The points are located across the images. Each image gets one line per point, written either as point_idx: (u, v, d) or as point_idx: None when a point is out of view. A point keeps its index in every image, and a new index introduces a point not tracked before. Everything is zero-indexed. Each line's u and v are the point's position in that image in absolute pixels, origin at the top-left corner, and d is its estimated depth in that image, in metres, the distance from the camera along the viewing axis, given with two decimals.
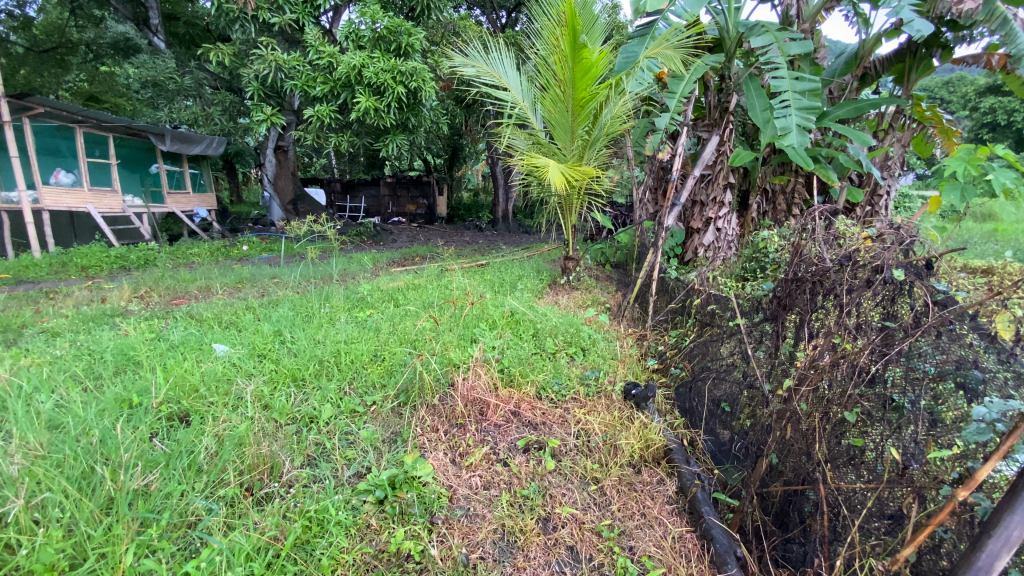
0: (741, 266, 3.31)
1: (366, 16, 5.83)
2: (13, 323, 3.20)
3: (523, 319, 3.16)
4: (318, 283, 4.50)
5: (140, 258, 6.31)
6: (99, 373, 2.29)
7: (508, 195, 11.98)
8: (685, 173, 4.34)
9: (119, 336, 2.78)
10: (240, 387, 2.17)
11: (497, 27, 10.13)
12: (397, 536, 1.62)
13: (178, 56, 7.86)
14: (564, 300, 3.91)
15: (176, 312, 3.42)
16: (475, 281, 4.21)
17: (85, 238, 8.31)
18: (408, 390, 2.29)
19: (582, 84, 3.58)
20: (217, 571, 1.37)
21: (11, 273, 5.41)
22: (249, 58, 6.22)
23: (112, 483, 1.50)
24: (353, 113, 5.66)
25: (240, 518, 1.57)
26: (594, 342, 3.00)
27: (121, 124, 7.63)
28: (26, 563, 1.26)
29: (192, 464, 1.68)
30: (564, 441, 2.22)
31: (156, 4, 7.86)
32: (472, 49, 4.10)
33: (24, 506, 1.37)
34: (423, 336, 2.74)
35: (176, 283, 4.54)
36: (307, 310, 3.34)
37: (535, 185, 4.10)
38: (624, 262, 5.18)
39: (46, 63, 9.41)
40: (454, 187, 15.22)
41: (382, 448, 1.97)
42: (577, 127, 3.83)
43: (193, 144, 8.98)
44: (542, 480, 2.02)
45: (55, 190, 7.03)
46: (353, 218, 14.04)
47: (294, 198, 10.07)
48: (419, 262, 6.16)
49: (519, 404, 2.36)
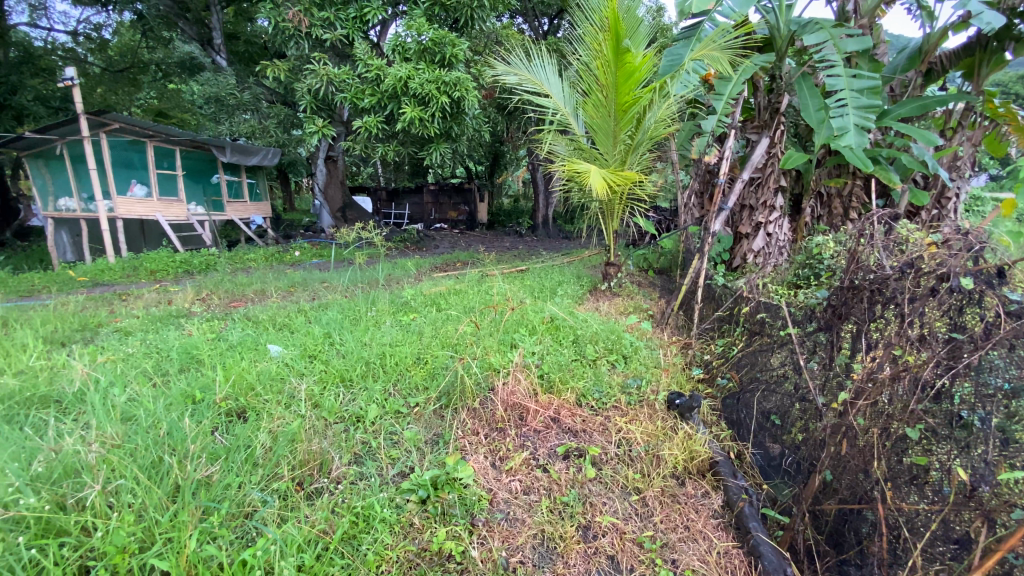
0: (793, 273, 3.17)
1: (411, 29, 6.00)
2: (91, 322, 3.47)
3: (563, 325, 3.15)
4: (365, 287, 4.66)
5: (202, 263, 6.71)
6: (165, 370, 2.45)
7: (548, 200, 11.99)
8: (732, 177, 4.22)
9: (184, 336, 2.98)
10: (293, 387, 2.27)
11: (539, 34, 10.26)
12: (439, 536, 1.65)
13: (238, 72, 8.32)
14: (605, 306, 3.87)
15: (235, 314, 3.64)
16: (515, 287, 4.24)
17: (154, 245, 8.94)
18: (450, 392, 2.34)
19: (625, 89, 3.55)
20: (272, 559, 1.43)
21: (89, 276, 5.90)
22: (302, 72, 6.52)
23: (178, 472, 1.60)
24: (399, 124, 5.84)
25: (292, 510, 1.63)
26: (636, 350, 2.94)
27: (187, 138, 8.13)
28: (101, 545, 1.36)
29: (249, 457, 1.77)
30: (604, 450, 2.19)
31: (218, 25, 8.40)
32: (514, 57, 4.14)
33: (100, 491, 1.49)
34: (464, 340, 2.79)
35: (234, 286, 4.82)
36: (354, 313, 3.47)
37: (576, 191, 4.10)
38: (668, 269, 5.08)
39: (120, 82, 10.27)
40: (495, 194, 15.38)
41: (425, 449, 2.02)
42: (620, 131, 3.79)
43: (251, 156, 9.38)
44: (582, 488, 2.01)
45: (128, 200, 7.64)
46: (397, 224, 14.72)
47: (342, 207, 10.46)
48: (460, 268, 6.26)
49: (559, 410, 2.35)
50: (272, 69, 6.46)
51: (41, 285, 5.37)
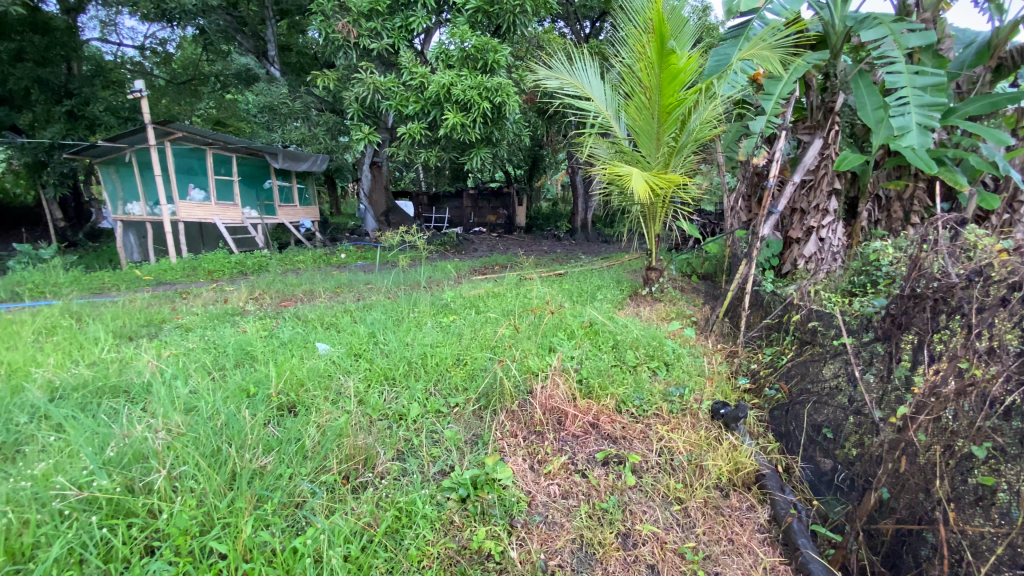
0: (848, 280, 3.03)
1: (455, 36, 6.11)
2: (155, 318, 3.72)
3: (602, 330, 3.10)
4: (407, 289, 4.77)
5: (255, 264, 7.06)
6: (222, 365, 2.59)
7: (588, 204, 11.91)
8: (783, 179, 4.08)
9: (238, 333, 3.14)
10: (340, 383, 2.35)
11: (580, 38, 10.24)
12: (478, 534, 1.67)
13: (290, 82, 8.71)
14: (646, 312, 3.81)
15: (285, 313, 3.81)
16: (554, 290, 4.23)
17: (211, 246, 9.48)
18: (489, 394, 2.36)
19: (669, 91, 3.50)
20: (321, 548, 1.49)
21: (153, 276, 6.31)
22: (350, 81, 6.75)
23: (237, 462, 1.69)
24: (442, 130, 5.96)
25: (339, 503, 1.69)
26: (678, 357, 2.87)
27: (243, 145, 8.58)
28: (166, 527, 1.45)
29: (299, 450, 1.84)
30: (645, 458, 2.16)
31: (272, 37, 8.82)
32: (556, 62, 4.15)
33: (167, 476, 1.59)
34: (503, 342, 2.82)
35: (285, 287, 5.05)
36: (397, 314, 3.57)
37: (617, 194, 4.06)
38: (713, 274, 4.95)
39: (183, 93, 11.01)
40: (533, 198, 15.44)
41: (465, 448, 2.05)
42: (663, 133, 3.73)
43: (301, 162, 9.80)
44: (622, 494, 1.99)
45: (190, 204, 8.14)
46: (438, 228, 14.99)
47: (386, 211, 10.75)
48: (499, 271, 6.30)
49: (599, 416, 2.33)
50: (322, 79, 6.72)
51: (111, 283, 5.78)
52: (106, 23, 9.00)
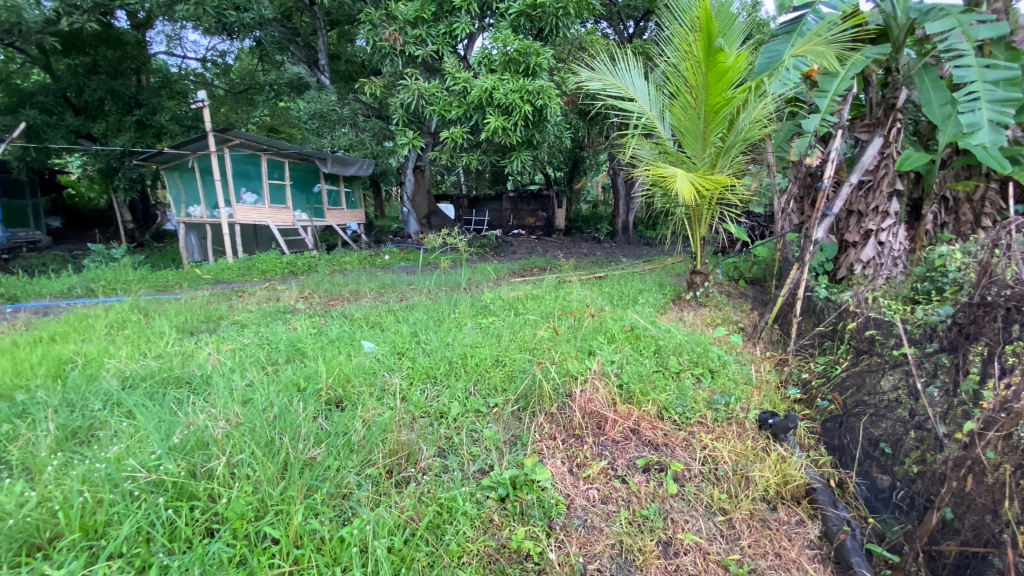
0: (910, 287, 2.86)
1: (497, 41, 6.17)
2: (214, 315, 3.95)
3: (644, 334, 3.04)
4: (448, 290, 4.86)
5: (305, 265, 7.36)
6: (275, 360, 2.73)
7: (630, 206, 11.74)
8: (838, 180, 3.90)
9: (290, 330, 3.29)
10: (384, 380, 2.43)
11: (623, 38, 10.13)
12: (517, 534, 1.68)
13: (339, 90, 9.04)
14: (690, 317, 3.72)
15: (333, 312, 3.96)
16: (594, 293, 4.20)
17: (265, 247, 9.95)
18: (528, 396, 2.36)
19: (716, 90, 3.42)
20: (367, 539, 1.54)
21: (212, 274, 6.70)
22: (396, 88, 6.93)
23: (289, 452, 1.77)
24: (484, 134, 6.03)
25: (384, 496, 1.75)
26: (724, 364, 2.78)
27: (295, 151, 8.96)
28: (224, 511, 1.54)
29: (346, 443, 1.91)
30: (688, 466, 2.11)
31: (323, 47, 9.18)
32: (598, 63, 4.12)
33: (226, 463, 1.69)
34: (542, 345, 2.82)
35: (332, 287, 5.24)
36: (438, 314, 3.64)
37: (660, 196, 3.99)
38: (761, 278, 4.77)
39: (240, 101, 11.63)
40: (573, 200, 15.36)
41: (504, 449, 2.07)
42: (710, 133, 3.64)
43: (349, 167, 10.15)
44: (663, 502, 1.95)
45: (246, 208, 8.66)
46: (478, 230, 15.16)
47: (428, 213, 10.96)
48: (538, 273, 6.31)
49: (640, 422, 2.29)
50: (370, 86, 6.93)
51: (175, 281, 6.17)
52: (171, 39, 9.49)
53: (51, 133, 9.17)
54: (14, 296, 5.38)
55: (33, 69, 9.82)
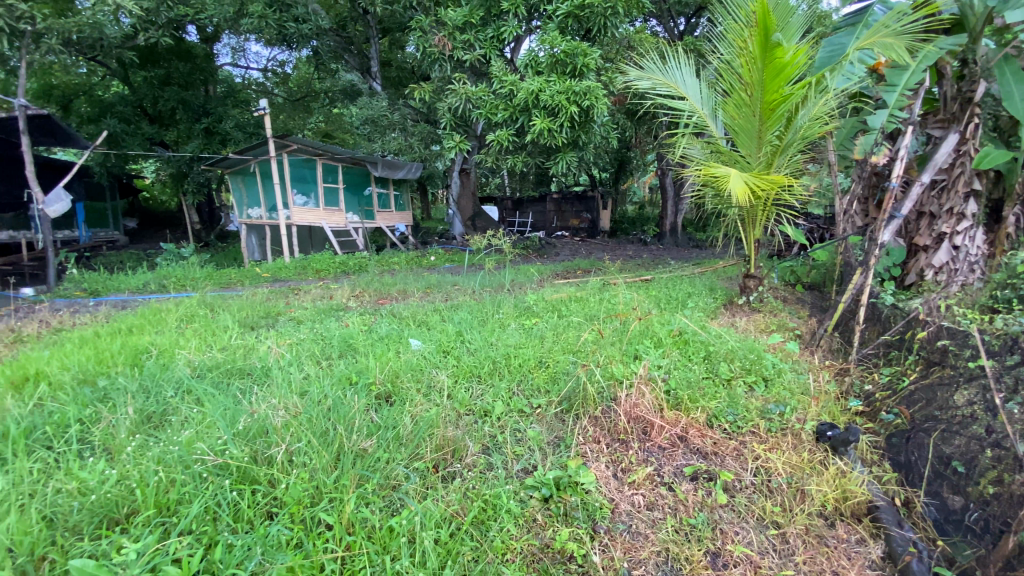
0: (990, 294, 2.65)
1: (545, 43, 6.18)
2: (273, 311, 4.17)
3: (693, 339, 2.95)
4: (492, 291, 4.91)
5: (356, 265, 7.64)
6: (328, 354, 2.85)
7: (678, 207, 11.45)
8: (907, 179, 3.66)
9: (342, 327, 3.42)
10: (431, 377, 2.49)
11: (673, 36, 9.91)
12: (562, 535, 1.68)
13: (390, 96, 9.32)
14: (742, 322, 3.58)
15: (382, 310, 4.09)
16: (641, 296, 4.12)
17: (319, 247, 10.40)
18: (572, 398, 2.35)
19: (773, 86, 3.28)
20: (415, 531, 1.58)
21: (271, 273, 7.07)
22: (444, 92, 7.07)
23: (343, 443, 1.85)
24: (529, 136, 6.05)
25: (431, 489, 1.79)
26: (779, 373, 2.65)
27: (348, 156, 9.29)
28: (283, 495, 1.63)
29: (395, 436, 1.97)
30: (738, 476, 2.04)
31: (375, 54, 9.49)
32: (648, 61, 4.04)
33: (285, 450, 1.79)
34: (587, 347, 2.80)
35: (381, 286, 5.41)
36: (483, 315, 3.68)
37: (711, 196, 3.88)
38: (820, 284, 4.54)
39: (297, 108, 12.20)
40: (619, 201, 15.14)
41: (547, 450, 2.07)
42: (766, 131, 3.50)
43: (398, 170, 10.44)
44: (712, 512, 1.90)
45: (302, 210, 9.13)
46: (521, 232, 15.22)
47: (473, 215, 11.11)
48: (582, 276, 6.26)
49: (687, 429, 2.23)
50: (419, 91, 7.10)
51: (237, 279, 6.55)
52: (236, 51, 10.08)
53: (129, 141, 9.96)
54: (98, 292, 5.87)
55: (113, 80, 10.55)
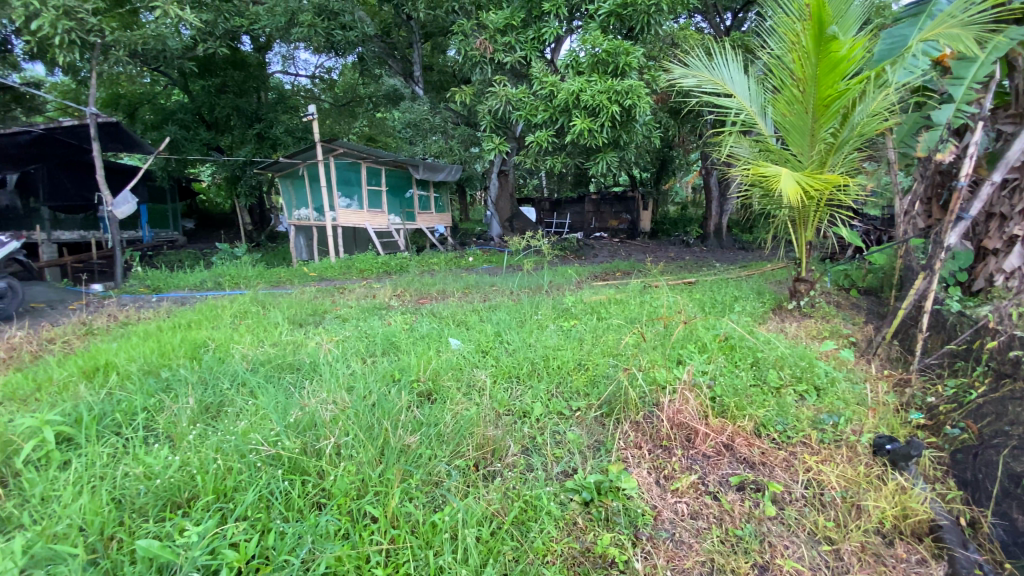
0: None
1: (586, 43, 6.13)
2: (320, 308, 4.32)
3: (740, 345, 2.84)
4: (530, 292, 4.90)
5: (398, 265, 7.81)
6: (372, 351, 2.93)
7: (723, 207, 11.10)
8: (975, 179, 3.42)
9: (384, 325, 3.51)
10: (472, 376, 2.51)
11: (720, 31, 9.63)
12: (603, 540, 1.67)
13: (431, 99, 9.48)
14: (792, 328, 3.43)
15: (423, 309, 4.16)
16: (684, 300, 4.02)
17: (362, 248, 10.72)
18: (612, 402, 2.31)
19: (827, 82, 3.13)
20: (457, 527, 1.61)
21: (317, 272, 7.32)
22: (484, 95, 7.13)
23: (387, 439, 1.89)
24: (569, 136, 6.01)
25: (472, 487, 1.81)
26: (832, 382, 2.53)
27: (390, 158, 9.52)
28: (330, 487, 1.69)
29: (438, 434, 2.00)
30: (788, 489, 1.97)
31: (418, 59, 9.69)
32: (693, 58, 3.94)
33: (334, 443, 1.85)
34: (628, 351, 2.75)
35: (422, 286, 5.51)
36: (521, 316, 3.69)
37: (760, 197, 3.75)
38: (878, 289, 4.30)
39: (343, 114, 12.62)
40: (660, 201, 14.84)
41: (587, 453, 2.05)
42: (820, 129, 3.35)
43: (438, 172, 10.60)
44: (760, 524, 1.83)
45: (346, 212, 9.43)
46: (559, 233, 15.15)
47: (511, 216, 11.16)
48: (622, 278, 6.17)
49: (734, 437, 2.16)
50: (460, 94, 7.20)
51: (286, 278, 6.82)
52: (287, 59, 10.51)
53: (188, 147, 10.56)
54: (160, 288, 6.25)
55: (174, 90, 11.20)
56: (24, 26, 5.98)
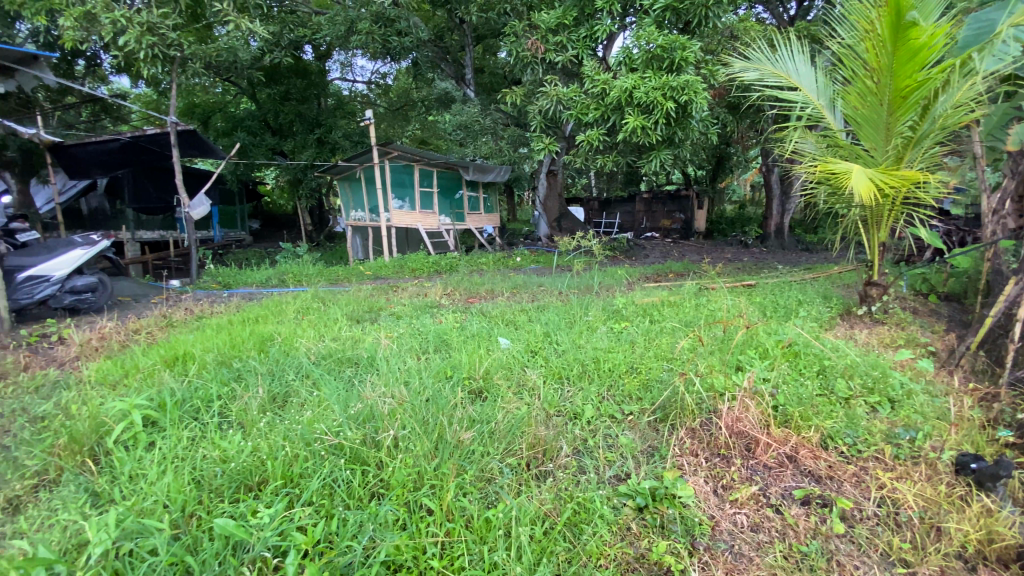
0: None
1: (640, 39, 6.00)
2: (376, 306, 4.49)
3: (805, 351, 2.70)
4: (579, 293, 4.86)
5: (448, 265, 7.96)
6: (425, 348, 3.01)
7: (785, 207, 10.56)
8: None
9: (436, 323, 3.59)
10: (523, 376, 2.53)
11: (783, 21, 9.18)
12: (658, 547, 1.63)
13: (482, 101, 9.59)
14: (863, 335, 3.22)
15: (473, 308, 4.23)
16: (742, 303, 3.86)
17: (414, 247, 10.99)
18: (667, 408, 2.26)
19: (905, 71, 2.92)
20: (511, 524, 1.62)
21: (372, 271, 7.59)
22: (535, 95, 7.13)
23: (442, 435, 1.94)
24: (621, 134, 5.91)
25: (524, 486, 1.82)
26: (909, 395, 2.35)
27: (442, 160, 9.70)
28: (388, 479, 1.75)
29: (490, 431, 2.03)
30: (857, 506, 1.85)
31: (470, 62, 9.84)
32: (755, 51, 3.77)
33: (393, 436, 1.92)
34: (683, 355, 2.67)
35: (471, 285, 5.59)
36: (571, 317, 3.67)
37: (827, 195, 3.54)
38: (961, 295, 3.96)
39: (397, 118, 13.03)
40: (715, 200, 14.32)
41: (641, 458, 2.02)
42: (896, 122, 3.12)
43: (487, 173, 10.66)
44: (827, 542, 1.73)
45: (400, 212, 9.71)
46: (609, 233, 14.95)
47: (559, 216, 11.11)
48: (674, 279, 6.00)
49: (798, 448, 2.06)
50: (511, 95, 7.24)
51: (344, 276, 7.12)
52: (346, 66, 10.97)
53: (255, 152, 11.21)
54: (230, 284, 6.68)
55: (243, 98, 11.93)
56: (114, 43, 6.53)
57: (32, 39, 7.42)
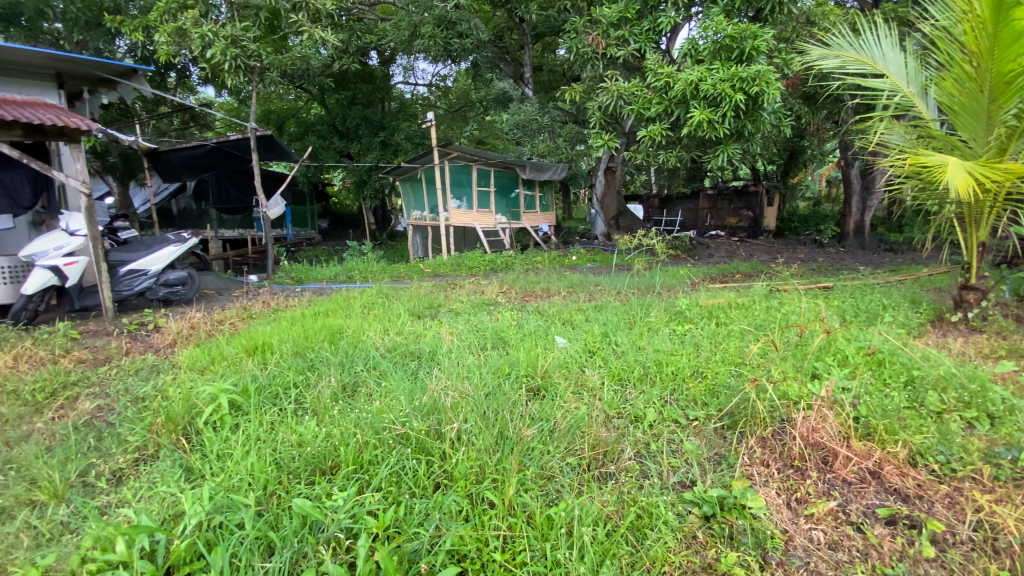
0: None
1: (706, 29, 5.77)
2: (435, 302, 4.61)
3: (890, 360, 2.50)
4: (638, 293, 4.75)
5: (504, 263, 8.05)
6: (483, 344, 3.06)
7: (865, 203, 9.80)
8: None
9: (493, 321, 3.64)
10: (581, 375, 2.52)
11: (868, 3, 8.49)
12: (727, 558, 1.57)
13: (541, 99, 9.58)
14: (959, 343, 2.93)
15: (529, 306, 4.24)
16: (818, 306, 3.62)
17: (471, 246, 11.19)
18: (736, 415, 2.17)
19: (1010, 54, 2.62)
20: (572, 523, 1.62)
21: (431, 268, 7.80)
22: (595, 91, 7.03)
23: (503, 430, 1.97)
24: (685, 129, 5.71)
25: (585, 486, 1.82)
26: (1013, 411, 2.12)
27: (500, 160, 9.76)
28: (452, 470, 1.80)
29: (551, 430, 2.04)
30: (952, 530, 1.69)
31: (529, 61, 9.86)
32: (835, 37, 3.52)
33: (457, 430, 1.96)
34: (753, 361, 2.55)
35: (527, 284, 5.61)
36: (631, 317, 3.59)
37: (917, 190, 3.23)
38: None
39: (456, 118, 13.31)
40: (787, 196, 13.52)
41: (707, 466, 1.95)
42: (1000, 110, 2.81)
43: (544, 172, 10.61)
44: (916, 565, 1.59)
45: (458, 212, 9.91)
46: (669, 231, 14.50)
47: (617, 214, 10.93)
48: (740, 280, 5.73)
49: (882, 464, 1.91)
50: (570, 92, 7.17)
51: (405, 273, 7.37)
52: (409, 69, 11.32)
53: (324, 154, 11.66)
54: (301, 280, 7.10)
55: (314, 104, 12.63)
56: (202, 56, 7.08)
57: (130, 54, 8.25)
